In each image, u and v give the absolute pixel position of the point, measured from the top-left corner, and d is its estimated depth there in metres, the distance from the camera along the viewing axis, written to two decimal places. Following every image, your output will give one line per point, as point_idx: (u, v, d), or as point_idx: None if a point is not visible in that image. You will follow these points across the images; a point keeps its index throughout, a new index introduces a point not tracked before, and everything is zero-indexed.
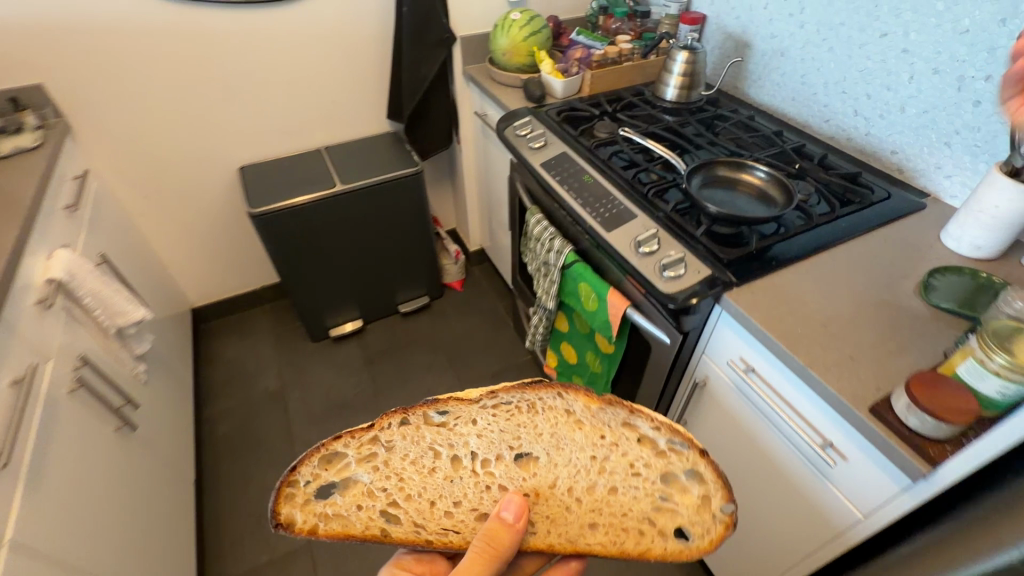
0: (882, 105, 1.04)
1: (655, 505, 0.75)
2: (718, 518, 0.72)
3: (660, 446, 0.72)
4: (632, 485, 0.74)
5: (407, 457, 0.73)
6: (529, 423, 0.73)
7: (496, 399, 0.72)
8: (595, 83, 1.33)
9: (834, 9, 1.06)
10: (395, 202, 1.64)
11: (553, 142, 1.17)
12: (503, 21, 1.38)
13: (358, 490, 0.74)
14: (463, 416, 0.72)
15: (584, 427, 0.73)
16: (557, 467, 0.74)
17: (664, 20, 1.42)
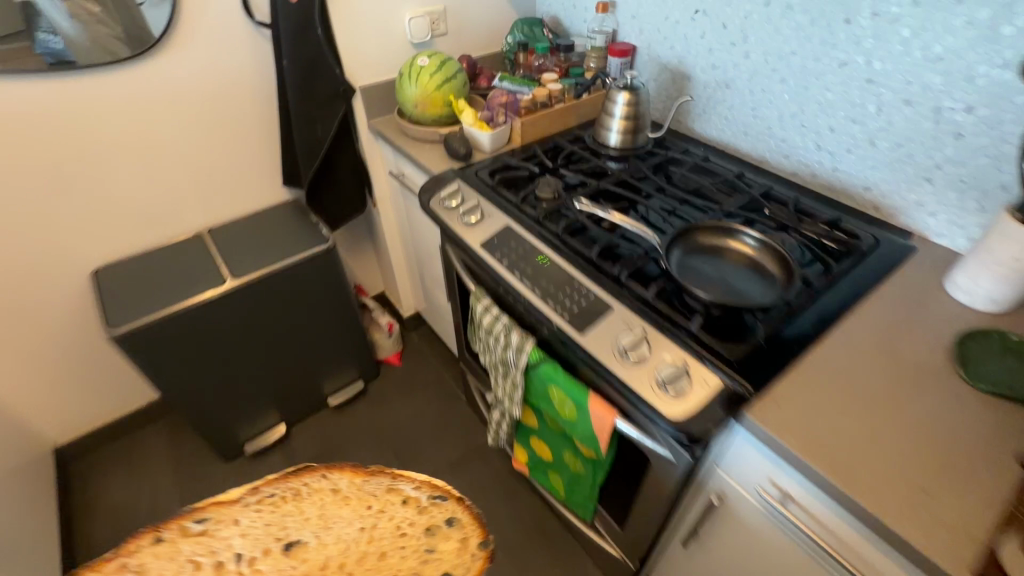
0: (848, 139, 0.94)
1: (424, 557, 0.44)
2: (475, 553, 0.44)
3: (428, 500, 0.47)
4: (404, 545, 0.45)
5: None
6: (294, 513, 0.45)
7: (246, 497, 0.45)
8: (527, 132, 1.15)
9: (783, 37, 0.95)
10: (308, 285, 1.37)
11: (491, 213, 0.97)
12: (408, 68, 1.17)
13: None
14: (187, 536, 0.43)
15: (354, 500, 0.47)
16: (329, 550, 0.44)
17: (591, 54, 1.27)
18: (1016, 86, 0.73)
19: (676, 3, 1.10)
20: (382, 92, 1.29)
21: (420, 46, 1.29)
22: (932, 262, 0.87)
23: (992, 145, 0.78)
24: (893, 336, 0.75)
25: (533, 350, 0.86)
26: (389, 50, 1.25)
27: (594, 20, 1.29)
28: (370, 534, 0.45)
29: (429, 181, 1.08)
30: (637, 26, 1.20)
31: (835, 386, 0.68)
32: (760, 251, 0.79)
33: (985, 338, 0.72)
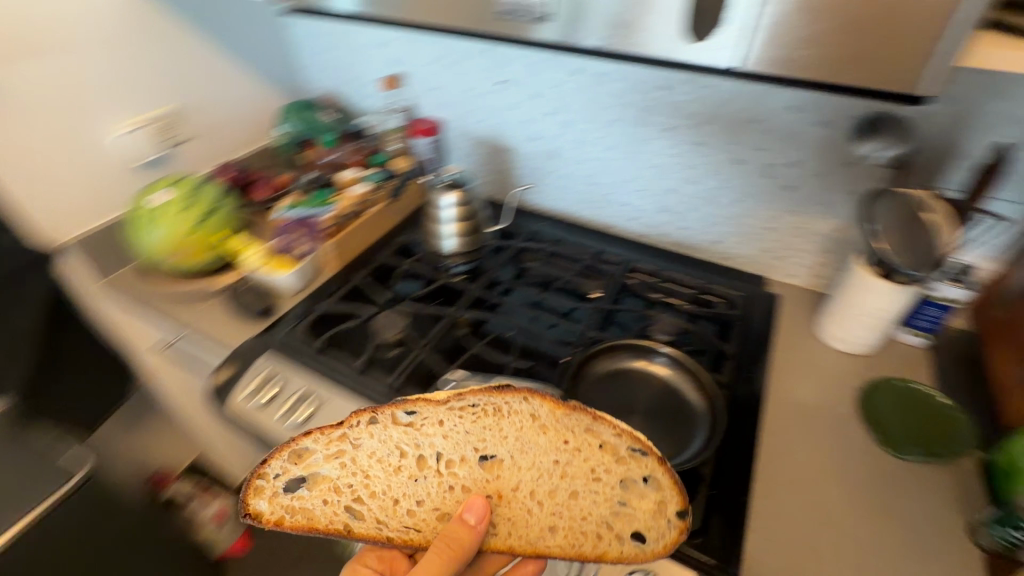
0: (689, 198, 0.90)
1: (615, 507, 0.54)
2: (671, 521, 0.51)
3: (624, 452, 0.51)
4: (594, 491, 0.54)
5: (376, 455, 0.56)
6: (494, 428, 0.54)
7: (461, 401, 0.53)
8: (341, 255, 0.90)
9: (600, 105, 0.87)
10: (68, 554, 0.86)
11: (327, 397, 0.70)
12: (140, 209, 0.82)
13: (328, 483, 0.58)
14: (430, 415, 0.54)
15: (553, 432, 0.53)
16: (523, 471, 0.55)
17: (389, 135, 1.06)
18: (832, 141, 0.74)
19: (474, 73, 0.95)
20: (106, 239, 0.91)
21: (152, 163, 0.93)
22: (795, 308, 0.87)
23: (822, 194, 0.79)
24: (807, 418, 0.71)
25: None
26: (100, 180, 0.87)
27: (382, 95, 1.08)
28: (564, 467, 0.54)
29: (221, 366, 0.76)
30: (436, 99, 1.02)
31: (791, 524, 0.60)
32: (608, 355, 0.72)
33: (887, 392, 0.72)
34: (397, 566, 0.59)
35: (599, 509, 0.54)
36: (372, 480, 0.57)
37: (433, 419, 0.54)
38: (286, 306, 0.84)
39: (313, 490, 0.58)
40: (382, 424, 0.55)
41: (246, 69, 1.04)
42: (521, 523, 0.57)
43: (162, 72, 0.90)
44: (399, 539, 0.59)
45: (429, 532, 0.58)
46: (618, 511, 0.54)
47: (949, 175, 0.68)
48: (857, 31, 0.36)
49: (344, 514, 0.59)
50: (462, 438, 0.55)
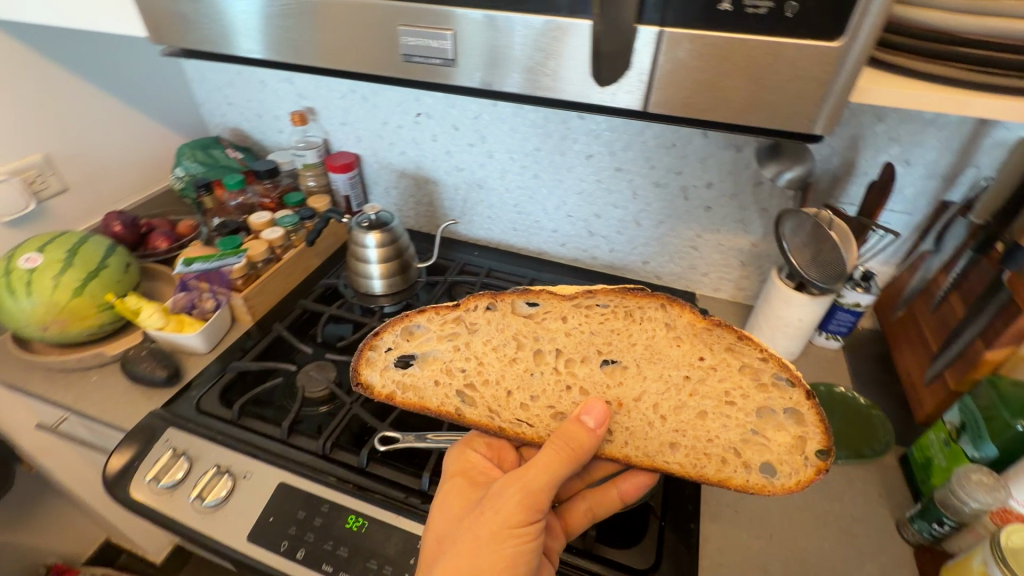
0: (615, 222, 0.92)
1: (746, 434, 0.54)
2: (807, 459, 0.53)
3: (768, 379, 0.52)
4: (724, 415, 0.54)
5: (491, 344, 0.57)
6: (624, 332, 0.54)
7: (590, 299, 0.54)
8: (256, 306, 0.83)
9: (521, 135, 0.87)
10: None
11: (246, 471, 0.63)
12: (4, 275, 0.71)
13: (440, 364, 0.61)
14: (554, 309, 0.54)
15: (688, 344, 0.53)
16: (648, 380, 0.55)
17: (304, 172, 1.00)
18: (741, 162, 0.77)
19: (390, 106, 0.91)
20: None
21: (18, 221, 0.83)
22: (723, 321, 0.90)
23: (736, 212, 0.83)
24: None
25: None
26: None
27: (293, 130, 1.02)
28: (692, 383, 0.54)
29: (117, 446, 0.66)
30: (352, 133, 0.98)
31: (741, 543, 0.60)
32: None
33: (816, 396, 0.75)
34: (506, 457, 0.60)
35: (729, 433, 0.54)
36: (486, 367, 0.59)
37: (558, 314, 0.55)
38: (196, 369, 0.77)
39: (424, 369, 0.61)
40: (503, 310, 0.56)
41: (131, 109, 0.95)
42: (639, 434, 0.57)
43: (25, 117, 0.81)
44: (511, 430, 0.60)
45: (542, 428, 0.59)
46: (748, 437, 0.54)
47: (846, 191, 0.73)
48: (750, 75, 0.37)
49: (455, 398, 0.61)
50: (585, 337, 0.55)
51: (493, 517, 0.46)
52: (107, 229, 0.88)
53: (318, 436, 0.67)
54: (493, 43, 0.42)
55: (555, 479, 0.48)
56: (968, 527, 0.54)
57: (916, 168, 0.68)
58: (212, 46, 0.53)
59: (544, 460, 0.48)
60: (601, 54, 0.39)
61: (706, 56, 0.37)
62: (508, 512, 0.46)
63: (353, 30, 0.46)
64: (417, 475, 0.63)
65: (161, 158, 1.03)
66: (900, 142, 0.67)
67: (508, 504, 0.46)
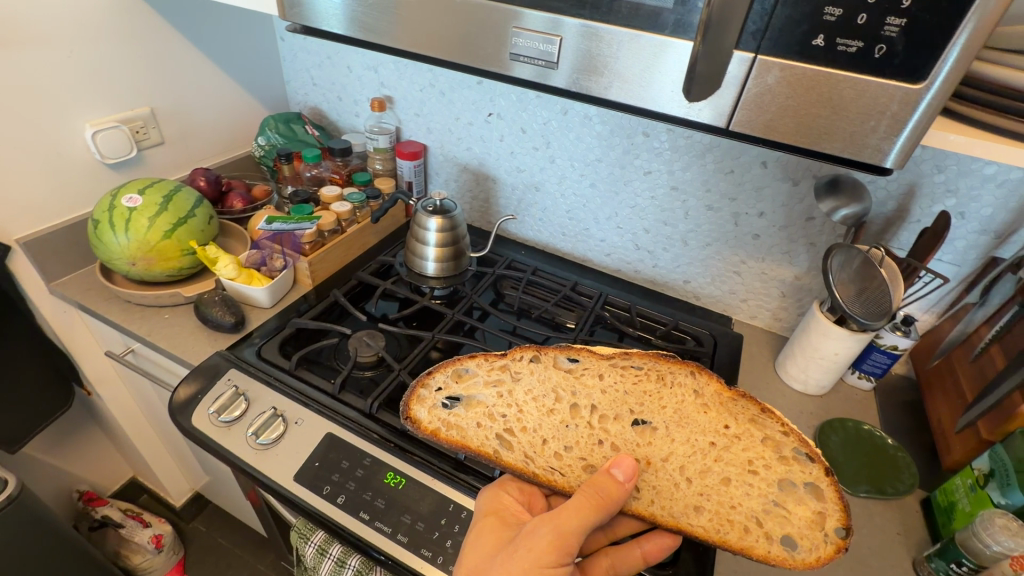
0: (664, 239, 0.95)
1: (768, 504, 0.55)
2: (827, 536, 0.53)
3: (788, 451, 0.55)
4: (747, 483, 0.56)
5: (532, 392, 0.62)
6: (655, 394, 0.60)
7: (627, 360, 0.61)
8: (317, 271, 0.89)
9: (585, 145, 0.91)
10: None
11: (296, 423, 0.67)
12: (108, 210, 0.78)
13: (482, 408, 0.63)
14: (593, 365, 0.61)
15: (714, 412, 0.58)
16: (676, 443, 0.58)
17: (373, 155, 1.06)
18: (796, 196, 0.80)
19: (464, 103, 0.97)
20: (64, 240, 0.87)
21: (119, 165, 0.90)
22: (756, 348, 0.93)
23: (783, 243, 0.85)
24: None
25: None
26: (66, 176, 0.84)
27: (369, 115, 1.08)
28: (718, 450, 0.57)
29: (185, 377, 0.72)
30: (424, 124, 1.04)
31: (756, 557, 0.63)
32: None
33: (843, 429, 0.77)
34: (535, 503, 0.58)
35: (751, 501, 0.55)
36: (525, 415, 0.62)
37: (596, 369, 0.61)
38: (258, 321, 0.82)
39: (468, 411, 0.63)
40: (546, 364, 0.62)
41: (228, 77, 1.03)
42: (666, 495, 0.58)
43: (140, 72, 0.89)
44: (542, 477, 0.60)
45: (573, 479, 0.59)
46: (769, 506, 0.55)
47: (897, 235, 0.76)
48: (833, 105, 0.41)
49: (494, 440, 0.62)
50: (618, 397, 0.60)
51: (525, 554, 0.46)
52: (193, 182, 0.95)
53: (364, 397, 0.71)
54: (595, 50, 0.47)
55: (585, 525, 0.47)
56: (987, 570, 0.55)
57: (970, 222, 0.70)
58: (334, 24, 0.59)
59: (575, 509, 0.48)
60: (696, 74, 0.43)
61: (792, 84, 0.41)
62: (541, 551, 0.46)
63: (466, 25, 0.51)
64: None
65: (246, 125, 1.10)
66: (957, 194, 0.69)
67: (542, 545, 0.46)
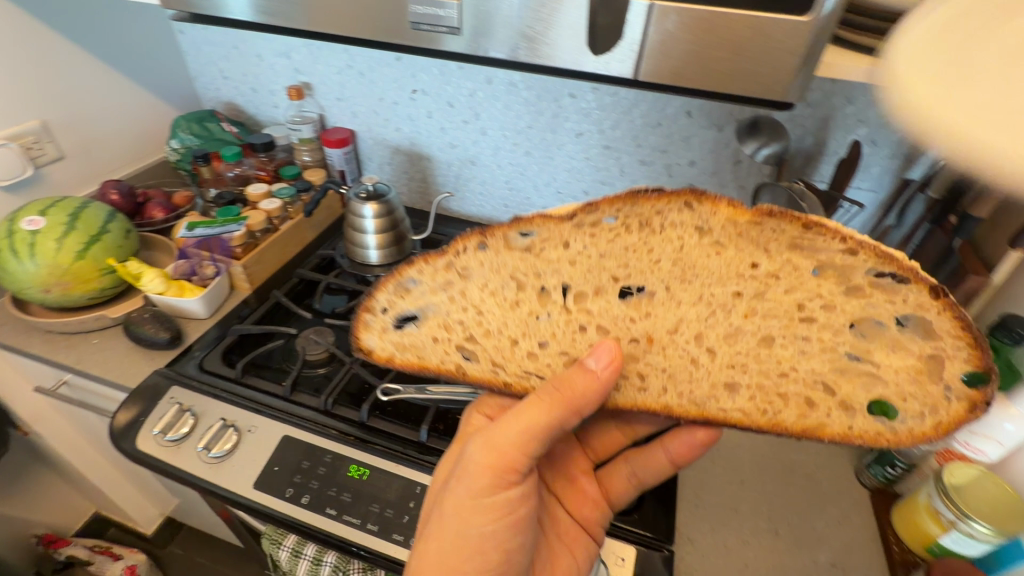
0: (603, 198, 0.96)
1: (842, 365, 0.48)
2: (938, 389, 0.46)
3: (861, 278, 0.46)
4: (802, 337, 0.48)
5: (488, 288, 0.52)
6: (642, 248, 0.49)
7: (594, 215, 0.48)
8: (254, 273, 0.85)
9: (514, 112, 0.90)
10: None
11: (249, 431, 0.65)
12: (7, 237, 0.72)
13: (437, 321, 0.55)
14: (554, 234, 0.50)
15: (730, 249, 0.47)
16: (681, 305, 0.50)
17: (299, 147, 1.01)
18: (722, 142, 0.82)
19: (386, 82, 0.94)
20: None
21: (14, 187, 0.83)
22: None
23: (716, 189, 0.87)
24: None
25: None
26: None
27: (288, 105, 1.03)
28: (752, 302, 0.48)
29: (123, 401, 0.69)
30: (347, 109, 1.00)
31: (716, 489, 0.66)
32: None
33: None
34: None
35: (814, 365, 0.48)
36: (486, 317, 0.54)
37: (558, 237, 0.50)
38: (197, 333, 0.79)
39: (422, 328, 0.56)
40: (495, 248, 0.51)
41: (125, 80, 0.96)
42: (683, 377, 0.52)
43: (20, 82, 0.81)
44: (517, 385, 0.56)
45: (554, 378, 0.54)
46: (842, 366, 0.48)
47: (818, 169, 0.79)
48: (732, 47, 0.41)
49: (456, 356, 0.56)
50: (593, 264, 0.50)
51: (462, 485, 0.49)
52: (104, 197, 0.89)
53: (318, 394, 0.70)
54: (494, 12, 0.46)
55: (520, 436, 0.48)
56: (919, 468, 0.61)
57: (882, 149, 0.74)
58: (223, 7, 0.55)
59: (517, 415, 0.48)
60: (597, 26, 0.43)
61: (691, 29, 0.41)
62: (476, 475, 0.48)
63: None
64: (415, 428, 0.66)
65: (155, 129, 1.03)
66: (868, 123, 0.73)
67: (476, 470, 0.48)
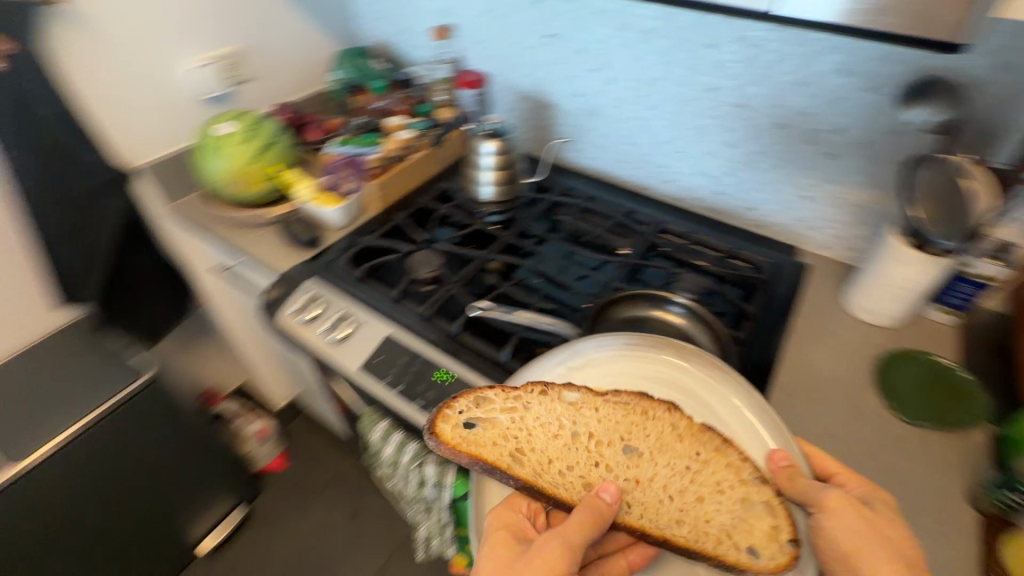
0: (727, 162, 0.90)
1: (734, 518, 0.50)
2: (783, 547, 0.46)
3: (747, 473, 0.50)
4: (716, 500, 0.51)
5: (541, 417, 0.56)
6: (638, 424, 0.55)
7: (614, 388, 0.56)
8: (383, 196, 0.96)
9: (645, 63, 0.88)
10: (117, 438, 0.96)
11: (363, 324, 0.76)
12: (207, 139, 0.90)
13: (500, 430, 0.57)
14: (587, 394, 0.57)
15: (687, 440, 0.53)
16: (659, 465, 0.54)
17: (436, 86, 1.09)
18: (879, 107, 0.72)
19: (523, 26, 0.96)
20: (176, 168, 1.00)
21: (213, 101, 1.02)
22: (824, 279, 0.87)
23: (862, 162, 0.78)
24: (819, 383, 0.73)
25: (457, 478, 0.73)
26: (171, 112, 0.96)
27: (431, 47, 1.11)
28: (692, 474, 0.52)
29: (271, 287, 0.83)
30: (484, 52, 1.05)
31: None
32: (623, 307, 0.75)
33: (914, 361, 0.73)
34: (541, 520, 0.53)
35: (723, 516, 0.50)
36: (535, 440, 0.56)
37: (591, 402, 0.56)
38: (332, 239, 0.91)
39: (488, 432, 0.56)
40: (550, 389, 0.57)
41: (303, 16, 1.10)
42: (652, 509, 0.52)
43: (226, 13, 0.97)
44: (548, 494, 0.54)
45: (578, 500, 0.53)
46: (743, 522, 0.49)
47: (997, 146, 0.67)
48: None
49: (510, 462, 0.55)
50: (613, 423, 0.55)
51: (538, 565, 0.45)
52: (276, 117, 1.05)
53: (421, 305, 0.78)
54: None
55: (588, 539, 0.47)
56: None
57: None
58: None
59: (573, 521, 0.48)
60: None
61: None
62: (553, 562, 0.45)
63: None
64: (500, 349, 0.71)
65: (320, 62, 1.17)
66: None
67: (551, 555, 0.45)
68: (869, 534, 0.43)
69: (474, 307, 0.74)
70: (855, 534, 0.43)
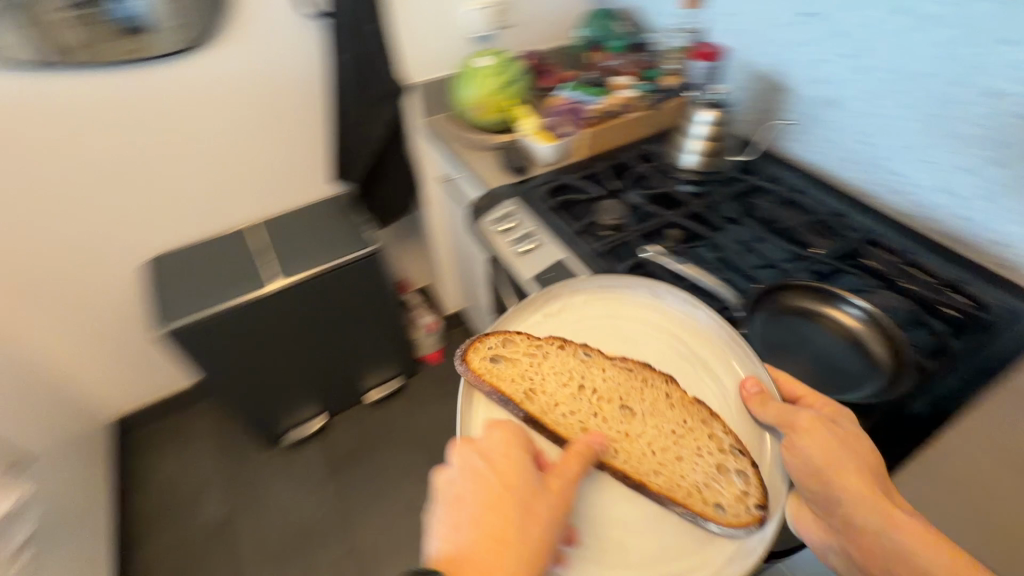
0: (985, 183, 0.77)
1: (709, 479, 0.53)
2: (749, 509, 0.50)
3: (728, 446, 0.55)
4: (695, 460, 0.56)
5: (553, 367, 0.62)
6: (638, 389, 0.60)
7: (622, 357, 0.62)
8: (592, 145, 1.05)
9: (914, 54, 0.79)
10: (343, 285, 1.30)
11: (545, 243, 0.87)
12: (467, 69, 1.08)
13: (517, 370, 0.60)
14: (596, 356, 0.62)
15: (680, 409, 0.58)
16: (648, 425, 0.58)
17: (671, 53, 1.12)
18: None
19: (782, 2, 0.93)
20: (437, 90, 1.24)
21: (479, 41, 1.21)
22: None
23: None
24: None
25: None
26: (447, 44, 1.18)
27: (678, 15, 1.13)
28: (677, 437, 0.57)
29: (480, 197, 0.99)
30: (732, 25, 1.04)
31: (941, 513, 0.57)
32: (791, 295, 0.74)
33: None
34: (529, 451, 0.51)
35: (697, 476, 0.54)
36: (544, 387, 0.60)
37: (599, 362, 0.62)
38: (537, 171, 1.03)
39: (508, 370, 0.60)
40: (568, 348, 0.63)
41: None
42: (636, 458, 0.55)
43: None
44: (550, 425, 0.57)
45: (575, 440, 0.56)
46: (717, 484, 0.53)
47: None
48: None
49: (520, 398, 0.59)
50: (615, 383, 0.61)
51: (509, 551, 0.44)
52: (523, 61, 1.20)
53: (597, 242, 0.87)
54: None
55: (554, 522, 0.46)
56: None
57: None
58: None
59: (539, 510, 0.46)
60: None
61: None
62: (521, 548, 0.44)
63: None
64: None
65: (571, 18, 1.29)
66: None
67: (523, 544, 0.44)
68: (841, 449, 0.49)
69: (643, 252, 0.81)
70: (831, 451, 0.49)
